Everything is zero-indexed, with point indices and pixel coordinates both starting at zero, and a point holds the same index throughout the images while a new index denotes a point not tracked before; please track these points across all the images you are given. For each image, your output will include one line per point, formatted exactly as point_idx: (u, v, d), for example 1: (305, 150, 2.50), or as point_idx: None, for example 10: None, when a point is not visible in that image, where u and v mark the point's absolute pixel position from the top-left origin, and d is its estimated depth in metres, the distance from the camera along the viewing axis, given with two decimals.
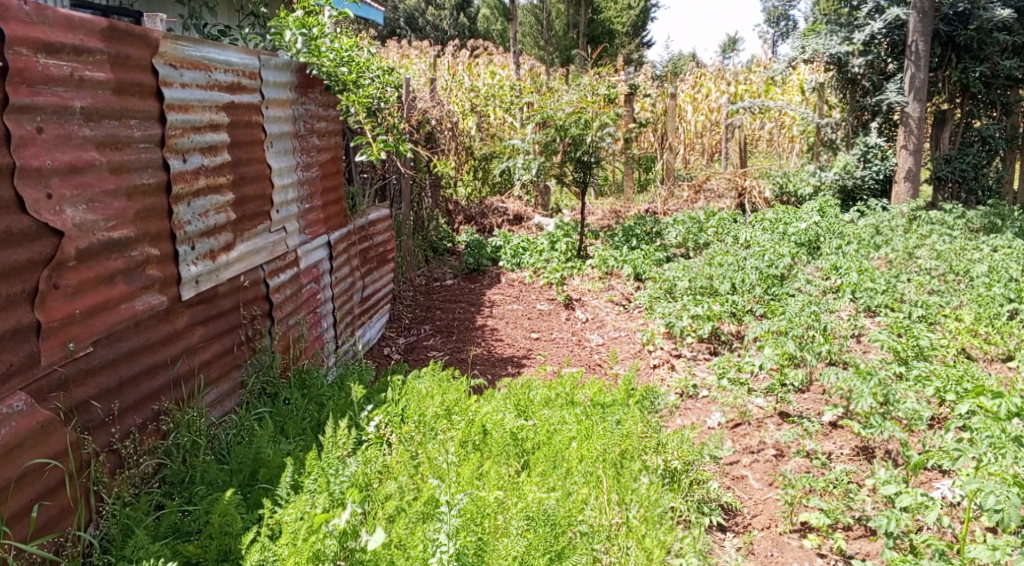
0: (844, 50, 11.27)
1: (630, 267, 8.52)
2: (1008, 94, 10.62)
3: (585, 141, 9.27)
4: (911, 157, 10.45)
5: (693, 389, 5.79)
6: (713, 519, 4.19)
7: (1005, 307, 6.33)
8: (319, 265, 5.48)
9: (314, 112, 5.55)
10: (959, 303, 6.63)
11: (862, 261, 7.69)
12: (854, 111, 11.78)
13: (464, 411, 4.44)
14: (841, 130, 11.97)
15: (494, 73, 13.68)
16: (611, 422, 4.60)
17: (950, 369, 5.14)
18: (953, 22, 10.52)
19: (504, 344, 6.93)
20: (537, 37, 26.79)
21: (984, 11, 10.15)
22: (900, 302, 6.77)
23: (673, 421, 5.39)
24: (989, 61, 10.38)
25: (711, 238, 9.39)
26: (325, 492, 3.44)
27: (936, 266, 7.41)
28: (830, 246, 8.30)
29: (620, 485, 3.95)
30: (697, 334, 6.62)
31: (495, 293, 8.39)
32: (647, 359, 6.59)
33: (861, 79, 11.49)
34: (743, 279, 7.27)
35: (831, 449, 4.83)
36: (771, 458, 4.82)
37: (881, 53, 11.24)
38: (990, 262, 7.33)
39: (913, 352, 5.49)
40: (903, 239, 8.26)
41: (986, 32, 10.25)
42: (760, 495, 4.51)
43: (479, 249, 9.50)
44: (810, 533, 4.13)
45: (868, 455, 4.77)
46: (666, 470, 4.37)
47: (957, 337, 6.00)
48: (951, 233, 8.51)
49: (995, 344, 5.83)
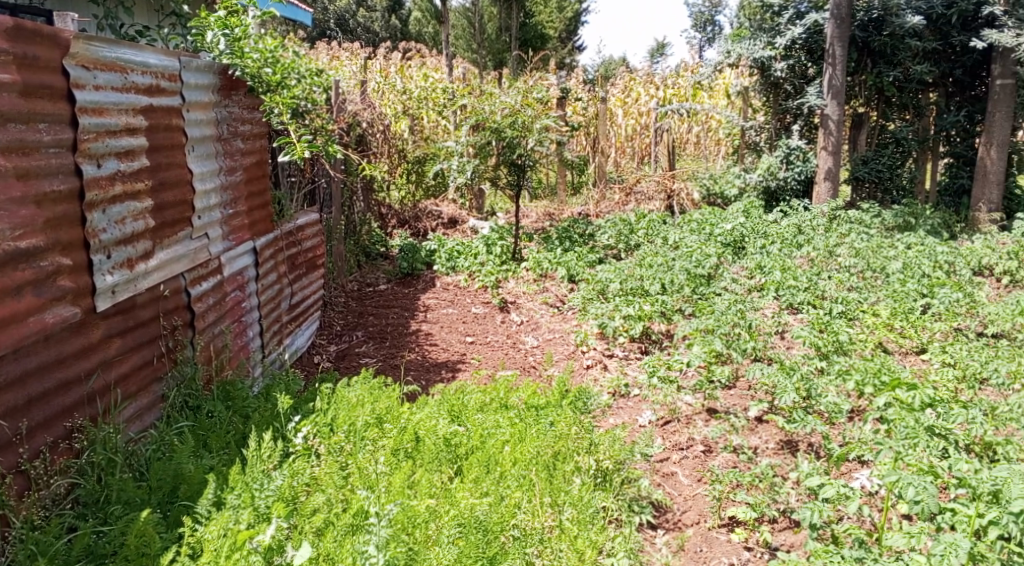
0: (767, 54, 11.57)
1: (564, 269, 8.59)
2: (919, 98, 11.11)
3: (520, 145, 9.32)
4: (830, 158, 10.81)
5: (625, 388, 5.87)
6: (643, 517, 4.23)
7: (919, 302, 6.63)
8: (244, 272, 5.33)
9: (237, 115, 5.41)
10: (876, 299, 6.90)
11: (786, 260, 7.92)
12: (777, 114, 12.10)
13: (396, 419, 4.37)
14: (764, 133, 12.22)
15: (426, 75, 13.62)
16: (545, 423, 4.63)
17: (867, 362, 5.33)
18: (867, 27, 10.96)
19: (438, 349, 6.88)
20: (469, 40, 26.78)
21: (897, 17, 10.56)
22: (820, 298, 7.00)
23: (606, 420, 5.45)
24: (902, 67, 10.81)
25: (642, 239, 9.53)
26: (248, 507, 3.34)
27: (853, 263, 7.67)
28: (755, 246, 8.52)
29: (553, 487, 3.95)
30: (628, 333, 6.71)
31: (429, 297, 8.34)
32: (581, 359, 6.63)
33: (784, 83, 11.87)
34: (672, 279, 7.39)
35: (757, 444, 4.95)
36: (699, 454, 4.92)
37: (801, 58, 11.61)
38: (904, 259, 7.64)
39: (833, 347, 5.71)
40: (823, 238, 8.54)
41: (899, 38, 10.71)
42: (690, 491, 4.59)
43: (411, 253, 9.42)
44: (737, 527, 4.22)
45: (791, 449, 4.90)
46: (598, 470, 4.41)
47: (874, 332, 6.24)
48: (868, 231, 8.84)
49: (909, 338, 6.08)
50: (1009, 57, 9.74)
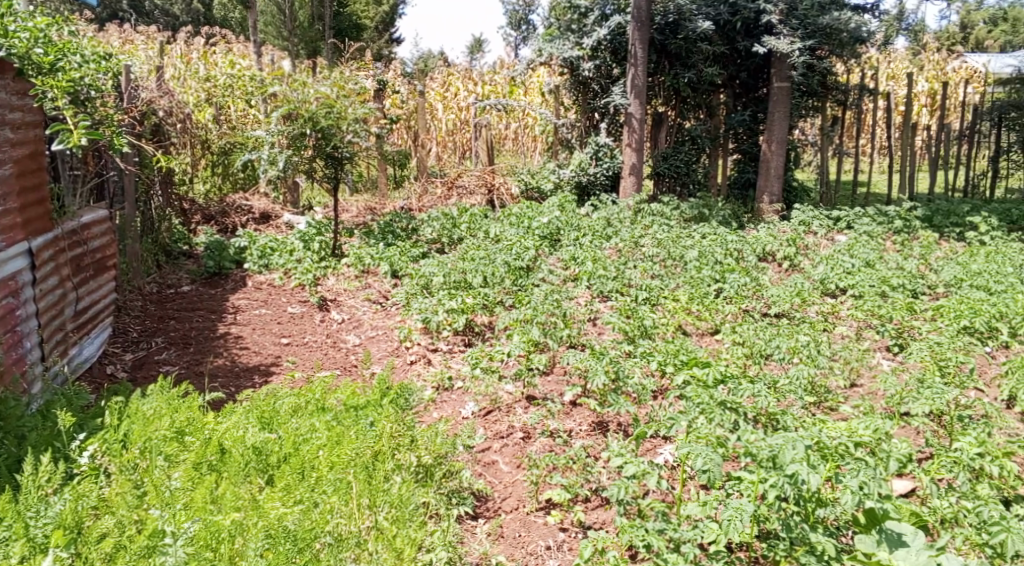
0: (575, 55, 12.04)
1: (386, 264, 8.38)
2: (710, 98, 11.97)
3: (335, 135, 9.08)
4: (634, 154, 11.38)
5: (448, 381, 5.87)
6: (463, 509, 4.26)
7: (711, 287, 7.20)
8: (17, 276, 4.79)
9: (5, 101, 4.84)
10: (676, 285, 7.39)
11: (597, 251, 8.25)
12: (586, 113, 12.59)
13: (198, 431, 4.13)
14: (576, 130, 12.69)
15: (232, 63, 12.92)
16: (364, 424, 4.56)
17: (668, 344, 5.71)
18: (664, 30, 11.52)
19: (250, 352, 6.55)
20: (279, 28, 25.71)
21: (689, 22, 11.19)
22: (627, 286, 7.37)
23: (428, 415, 5.46)
24: (695, 68, 11.55)
25: (464, 233, 9.57)
26: (22, 539, 3.08)
27: (655, 253, 8.15)
28: (569, 239, 8.83)
29: (371, 488, 3.84)
30: (452, 327, 6.73)
31: (240, 298, 7.92)
32: (403, 356, 6.57)
33: (591, 82, 12.38)
34: (494, 272, 7.49)
35: (572, 427, 5.12)
36: (518, 441, 5.02)
37: (606, 59, 12.13)
38: (700, 248, 8.22)
39: (639, 330, 6.08)
40: (629, 230, 9.01)
41: (692, 41, 11.42)
42: (509, 478, 4.68)
43: (219, 250, 8.85)
44: (553, 509, 4.36)
45: (602, 430, 5.12)
46: (419, 466, 4.37)
47: (674, 316, 6.63)
48: (669, 223, 9.43)
49: (704, 319, 6.56)
50: (786, 61, 10.66)
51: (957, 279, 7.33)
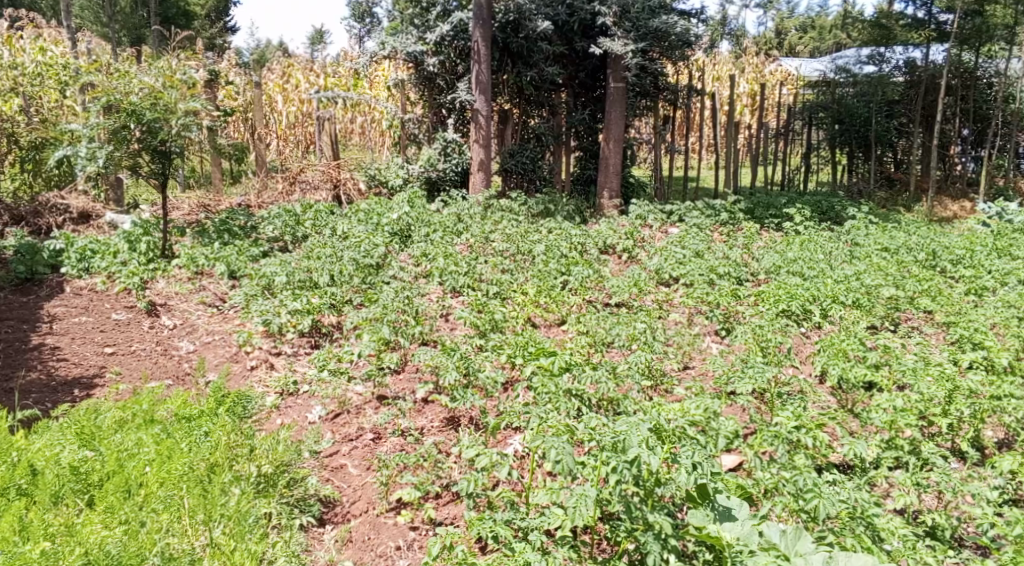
0: (419, 50, 11.89)
1: (223, 265, 7.92)
2: (553, 97, 12.23)
3: (162, 130, 8.55)
4: (483, 150, 11.46)
5: (294, 386, 5.68)
6: (306, 519, 4.18)
7: (558, 279, 7.42)
8: None
9: None
10: (525, 279, 7.54)
11: (447, 247, 8.24)
12: (432, 108, 12.43)
13: (8, 453, 4.06)
14: (423, 126, 12.44)
15: (43, 48, 11.85)
16: (198, 436, 4.38)
17: (517, 337, 5.84)
18: (506, 28, 11.53)
19: (70, 365, 6.06)
20: (98, 11, 23.78)
21: (529, 22, 11.28)
22: (478, 281, 7.41)
23: (271, 422, 5.32)
24: (537, 67, 11.72)
25: (309, 231, 9.25)
26: None
27: (506, 248, 8.25)
28: (420, 235, 8.76)
29: (207, 502, 3.85)
30: (297, 329, 6.50)
31: (57, 306, 7.24)
32: (243, 361, 6.29)
33: (437, 78, 12.24)
34: (340, 270, 7.30)
35: (423, 425, 5.12)
36: (368, 442, 5.01)
37: (450, 55, 12.11)
38: (547, 242, 8.41)
39: (489, 324, 6.24)
40: (479, 226, 9.05)
41: (532, 41, 11.56)
42: (359, 481, 4.61)
43: (31, 253, 8.08)
44: (404, 509, 4.33)
45: (454, 425, 5.14)
46: (260, 476, 4.29)
47: (522, 309, 6.82)
48: (518, 218, 9.58)
49: (551, 311, 6.80)
50: (620, 62, 11.07)
51: (776, 266, 7.92)
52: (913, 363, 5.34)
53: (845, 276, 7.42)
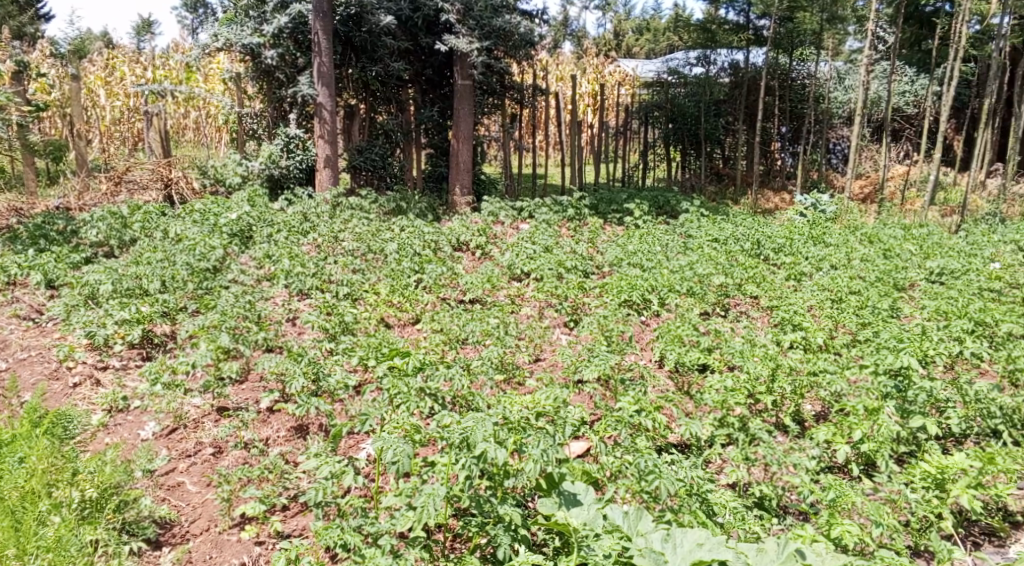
0: (255, 42, 11.05)
1: (39, 274, 7.26)
2: (400, 93, 11.80)
3: None
4: (328, 146, 10.74)
5: (124, 402, 5.32)
6: (134, 544, 4.00)
7: (412, 278, 7.39)
8: None
9: None
10: (377, 278, 7.45)
11: (293, 248, 7.95)
12: (273, 102, 11.79)
13: None
14: (263, 121, 11.84)
15: None
16: (11, 461, 4.14)
17: (369, 338, 5.78)
18: (348, 22, 11.03)
19: None
20: None
21: (372, 15, 10.78)
22: (327, 282, 7.23)
23: (98, 441, 4.97)
24: (382, 63, 11.26)
25: (138, 234, 8.62)
26: None
27: (356, 247, 8.09)
28: (262, 235, 8.40)
29: (19, 534, 3.68)
30: (126, 340, 6.08)
31: None
32: (65, 378, 5.81)
33: (276, 71, 11.51)
34: (174, 275, 6.87)
35: (269, 435, 4.97)
36: (209, 457, 4.82)
37: (290, 48, 11.28)
38: (399, 240, 8.33)
39: (340, 327, 6.15)
40: (328, 225, 8.79)
41: (376, 35, 11.04)
42: (198, 498, 4.48)
43: None
44: (248, 524, 4.25)
45: (302, 433, 5.01)
46: (85, 501, 4.05)
47: (375, 309, 6.78)
48: (367, 217, 9.40)
49: (405, 311, 6.78)
50: (466, 60, 10.93)
51: (619, 259, 8.23)
52: (741, 346, 5.69)
53: (681, 266, 7.80)
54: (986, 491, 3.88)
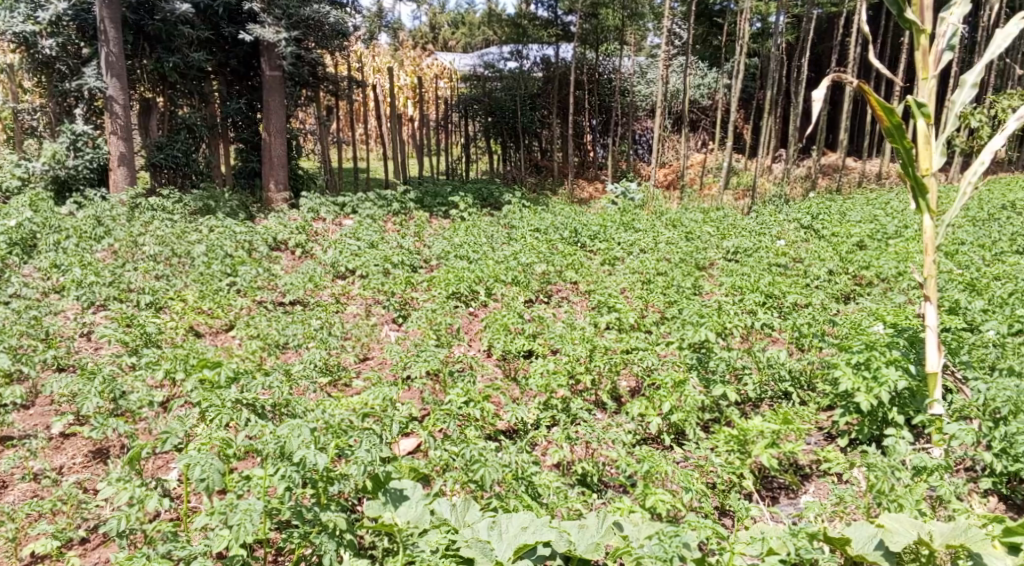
0: (29, 30, 9.86)
1: None
2: (202, 85, 10.96)
3: None
4: (121, 142, 9.89)
5: None
6: None
7: (224, 282, 7.01)
8: None
9: None
10: (184, 284, 6.98)
11: (85, 255, 7.27)
12: (54, 97, 10.48)
13: None
14: (44, 118, 10.72)
15: None
16: None
17: (176, 350, 5.39)
18: (138, 10, 10.22)
19: None
20: None
21: (166, 3, 9.98)
22: (127, 291, 6.67)
23: None
24: (180, 53, 10.36)
25: None
26: None
27: (158, 251, 7.52)
28: (48, 243, 7.61)
29: None
30: None
31: None
32: None
33: (56, 63, 10.29)
34: None
35: (62, 464, 4.52)
36: None
37: (71, 36, 10.18)
38: (207, 242, 7.88)
39: (142, 340, 5.69)
40: (126, 228, 8.10)
41: (171, 24, 10.21)
42: None
43: None
44: (41, 562, 3.87)
45: (102, 458, 4.62)
46: None
47: (183, 317, 6.33)
48: (172, 218, 8.76)
49: (217, 317, 6.41)
50: (273, 51, 10.35)
51: (445, 252, 8.21)
52: (562, 330, 5.84)
53: (503, 257, 7.91)
54: (781, 449, 4.15)
